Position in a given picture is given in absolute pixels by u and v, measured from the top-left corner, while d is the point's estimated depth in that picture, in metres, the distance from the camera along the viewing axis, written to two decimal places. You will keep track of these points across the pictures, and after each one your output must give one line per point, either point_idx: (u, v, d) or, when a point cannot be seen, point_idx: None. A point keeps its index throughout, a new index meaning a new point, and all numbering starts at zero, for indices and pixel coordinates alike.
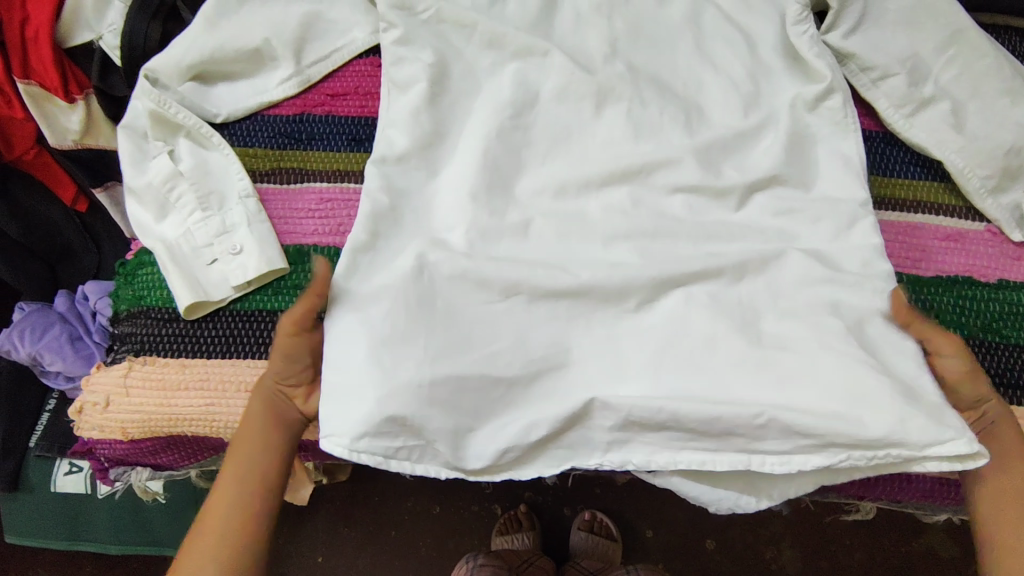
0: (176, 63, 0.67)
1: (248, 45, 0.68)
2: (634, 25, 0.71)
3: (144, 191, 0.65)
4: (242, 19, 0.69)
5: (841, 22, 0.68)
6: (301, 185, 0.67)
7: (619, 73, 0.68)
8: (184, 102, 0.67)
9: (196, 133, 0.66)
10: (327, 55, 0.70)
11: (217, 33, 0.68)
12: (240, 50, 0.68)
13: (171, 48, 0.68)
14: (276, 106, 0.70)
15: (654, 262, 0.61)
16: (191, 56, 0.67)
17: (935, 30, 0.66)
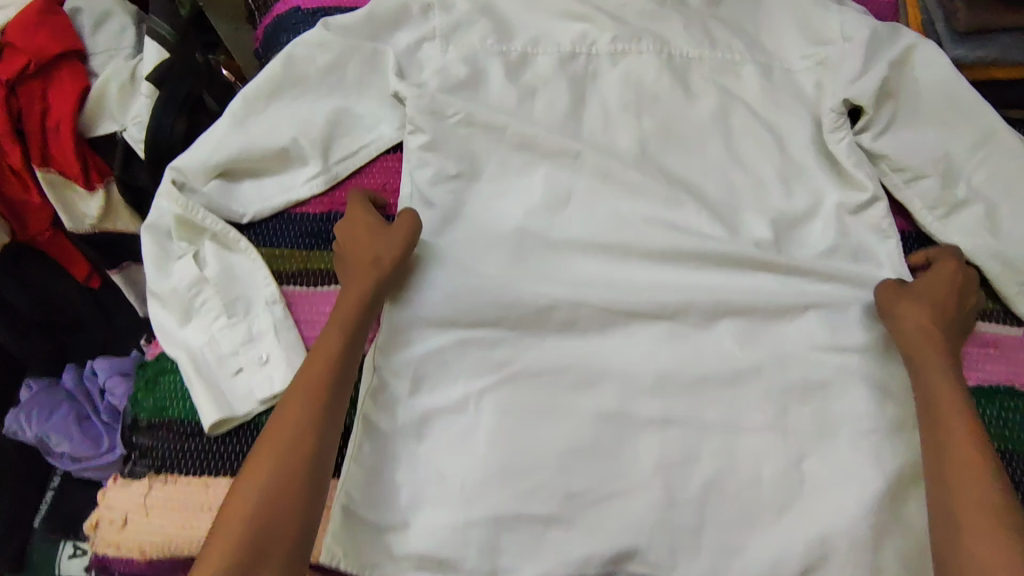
0: (206, 163, 0.67)
1: (276, 145, 0.68)
2: (663, 124, 0.71)
3: (169, 295, 0.63)
4: (269, 119, 0.70)
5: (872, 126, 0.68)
6: (329, 288, 0.65)
7: (650, 175, 0.68)
8: (210, 204, 0.66)
9: (221, 237, 0.65)
10: (354, 152, 0.70)
11: (246, 133, 0.69)
12: (266, 150, 0.68)
13: (199, 149, 0.68)
14: (303, 203, 0.69)
15: (684, 389, 0.60)
16: (219, 156, 0.68)
17: (966, 132, 0.67)
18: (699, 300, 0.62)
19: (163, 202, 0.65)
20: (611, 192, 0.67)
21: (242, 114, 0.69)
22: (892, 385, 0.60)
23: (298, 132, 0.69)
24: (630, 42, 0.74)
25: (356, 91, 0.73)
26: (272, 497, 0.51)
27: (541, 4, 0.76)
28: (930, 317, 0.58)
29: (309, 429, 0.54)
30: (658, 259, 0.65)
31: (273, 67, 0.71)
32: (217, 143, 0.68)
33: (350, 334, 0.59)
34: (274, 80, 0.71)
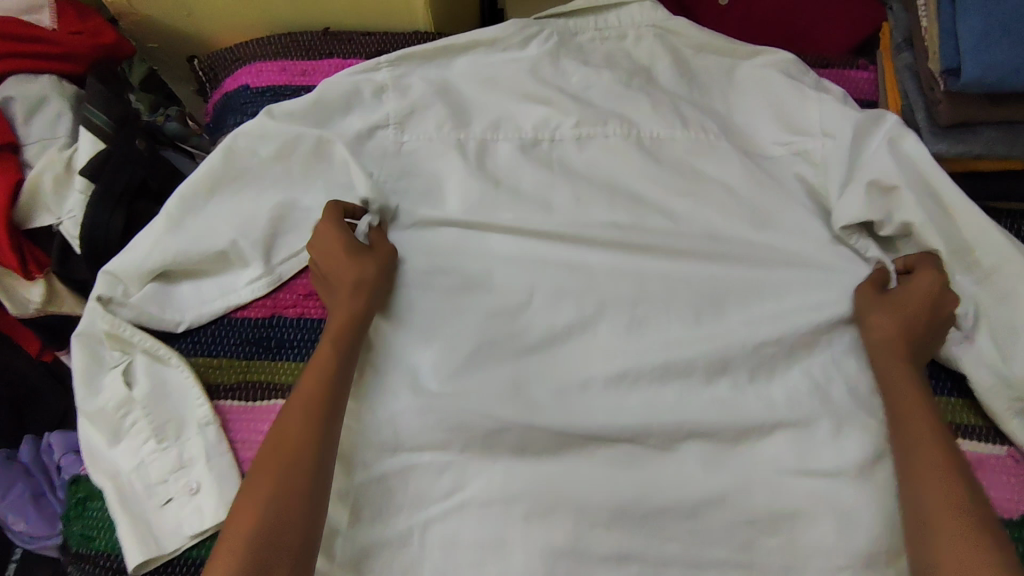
0: (139, 267, 0.64)
1: (214, 248, 0.65)
2: (627, 216, 0.67)
3: (97, 415, 0.59)
4: (209, 217, 0.67)
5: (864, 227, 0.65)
6: (269, 402, 0.61)
7: (610, 276, 0.65)
8: (143, 313, 0.63)
9: (152, 352, 0.62)
10: (299, 250, 0.67)
11: (184, 234, 0.65)
12: (205, 253, 0.65)
13: (132, 251, 0.64)
14: (245, 306, 0.66)
15: (642, 521, 0.56)
16: (154, 259, 0.64)
17: (951, 229, 0.62)
18: (656, 417, 0.59)
19: (91, 313, 0.62)
20: (568, 293, 0.64)
21: (179, 212, 0.66)
22: (871, 520, 0.56)
23: (239, 232, 0.66)
24: (593, 127, 0.70)
25: (303, 182, 0.69)
26: (280, 495, 0.51)
27: (502, 85, 0.72)
28: (901, 328, 0.58)
29: (305, 445, 0.53)
30: (618, 370, 0.60)
31: (213, 161, 0.67)
32: (152, 245, 0.64)
33: (342, 353, 0.58)
34: (215, 174, 0.67)
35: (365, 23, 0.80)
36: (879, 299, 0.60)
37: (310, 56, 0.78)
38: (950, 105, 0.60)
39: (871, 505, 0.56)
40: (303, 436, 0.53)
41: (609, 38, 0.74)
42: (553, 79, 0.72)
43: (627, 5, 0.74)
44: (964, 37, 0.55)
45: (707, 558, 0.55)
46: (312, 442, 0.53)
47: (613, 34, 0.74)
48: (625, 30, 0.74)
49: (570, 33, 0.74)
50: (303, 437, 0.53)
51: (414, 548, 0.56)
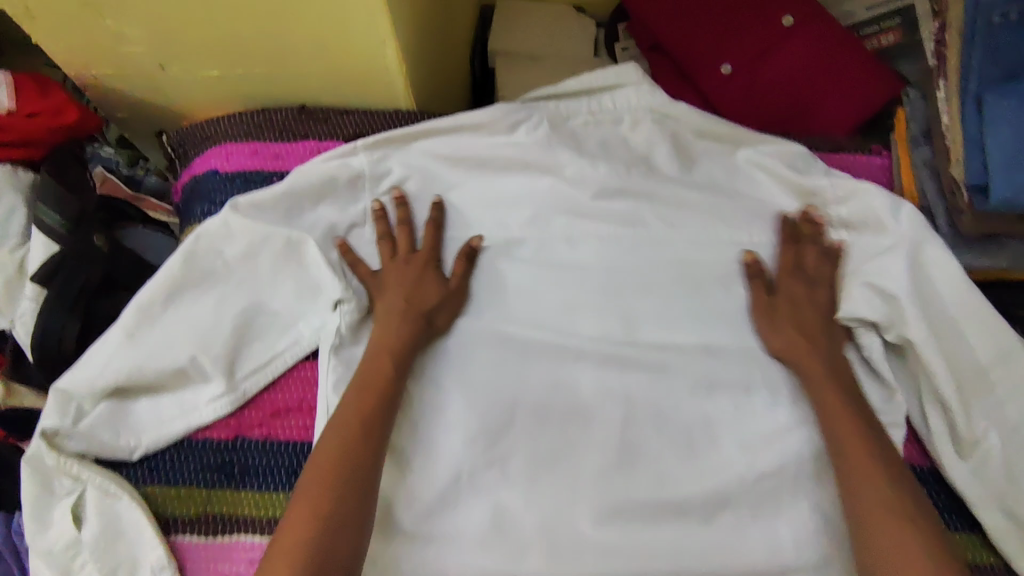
0: (92, 386, 0.59)
1: (171, 365, 0.60)
2: (622, 324, 0.63)
3: (48, 555, 0.56)
4: (167, 329, 0.61)
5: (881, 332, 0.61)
6: (229, 538, 0.57)
7: (606, 392, 0.60)
8: (92, 441, 0.59)
9: (100, 488, 0.57)
10: (266, 362, 0.62)
11: (139, 348, 0.60)
12: (161, 370, 0.60)
13: (86, 365, 0.60)
14: (208, 425, 0.61)
15: None
16: (107, 378, 0.59)
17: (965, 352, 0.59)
18: (649, 552, 0.56)
19: (36, 443, 0.57)
20: (557, 412, 0.59)
21: (134, 324, 0.61)
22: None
23: (198, 348, 0.61)
24: (587, 224, 0.67)
25: (272, 284, 0.64)
26: (327, 513, 0.51)
27: (491, 175, 0.67)
28: (804, 343, 0.60)
29: (360, 450, 0.54)
30: (612, 502, 0.57)
31: (171, 268, 0.61)
32: (106, 362, 0.59)
33: (398, 364, 0.58)
34: (173, 280, 0.62)
35: (342, 100, 0.75)
36: (771, 307, 0.62)
37: (284, 138, 0.73)
38: (973, 216, 0.55)
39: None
40: (353, 441, 0.54)
41: (604, 122, 0.69)
42: (544, 169, 0.67)
43: (624, 86, 0.69)
44: (993, 155, 0.50)
45: None
46: (371, 428, 0.55)
47: (608, 117, 0.69)
48: (621, 113, 0.69)
49: (562, 117, 0.69)
50: (356, 441, 0.54)
51: None
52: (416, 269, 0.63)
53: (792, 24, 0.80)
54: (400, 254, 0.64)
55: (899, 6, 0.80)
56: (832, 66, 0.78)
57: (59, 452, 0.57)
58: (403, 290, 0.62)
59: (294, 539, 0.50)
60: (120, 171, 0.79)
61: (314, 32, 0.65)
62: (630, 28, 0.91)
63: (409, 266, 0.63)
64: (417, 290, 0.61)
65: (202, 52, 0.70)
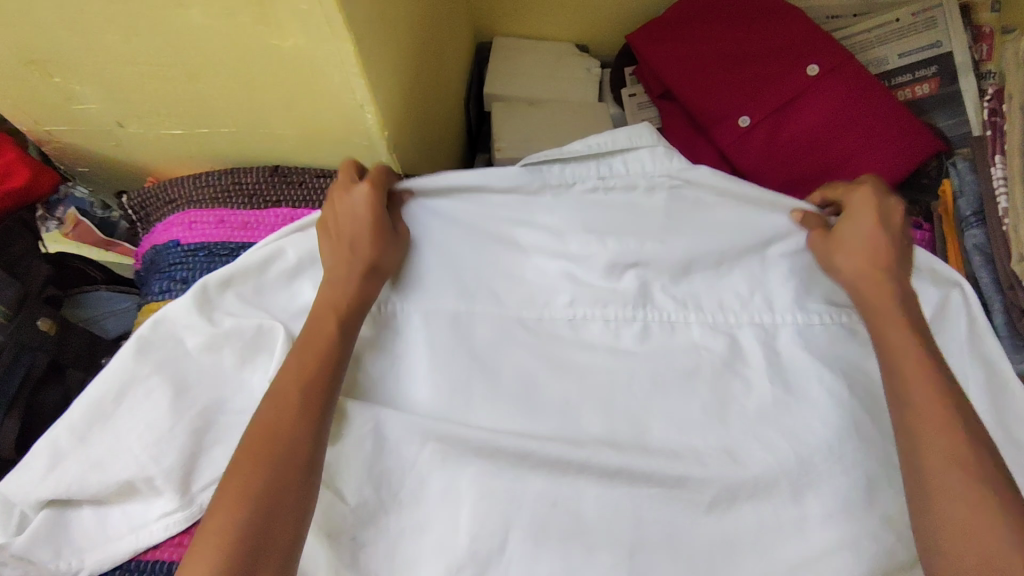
0: (29, 496, 0.51)
1: (117, 478, 0.52)
2: (635, 420, 0.56)
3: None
4: (117, 430, 0.53)
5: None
6: None
7: (615, 510, 0.53)
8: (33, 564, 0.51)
9: None
10: (225, 473, 0.54)
11: (87, 453, 0.52)
12: (107, 484, 0.52)
13: (25, 470, 0.52)
14: (157, 544, 0.53)
15: None
16: (47, 489, 0.51)
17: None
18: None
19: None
20: (558, 534, 0.52)
21: (82, 424, 0.53)
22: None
23: (150, 457, 0.52)
24: (595, 302, 0.59)
25: (233, 380, 0.55)
26: (256, 489, 0.44)
27: (488, 242, 0.60)
28: (868, 274, 0.53)
29: (296, 418, 0.47)
30: None
31: (121, 361, 0.53)
32: (48, 467, 0.52)
33: (343, 325, 0.52)
34: (124, 375, 0.53)
35: (320, 160, 0.68)
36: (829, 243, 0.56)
37: (253, 205, 0.66)
38: None
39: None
40: (288, 409, 0.48)
41: (615, 187, 0.60)
42: (547, 243, 0.60)
43: (636, 149, 0.59)
44: None
45: None
46: (307, 404, 0.48)
47: (620, 184, 0.60)
48: (634, 179, 0.60)
49: (569, 181, 0.60)
50: (292, 408, 0.48)
51: None
52: (362, 202, 0.54)
53: (817, 73, 0.73)
54: (344, 184, 0.55)
55: (939, 54, 0.73)
56: (864, 120, 0.71)
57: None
58: (331, 236, 0.55)
59: (224, 517, 0.43)
60: (94, 212, 0.74)
61: (285, 90, 0.57)
62: (640, 73, 0.85)
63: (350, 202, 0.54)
64: (356, 231, 0.54)
65: (163, 106, 0.62)
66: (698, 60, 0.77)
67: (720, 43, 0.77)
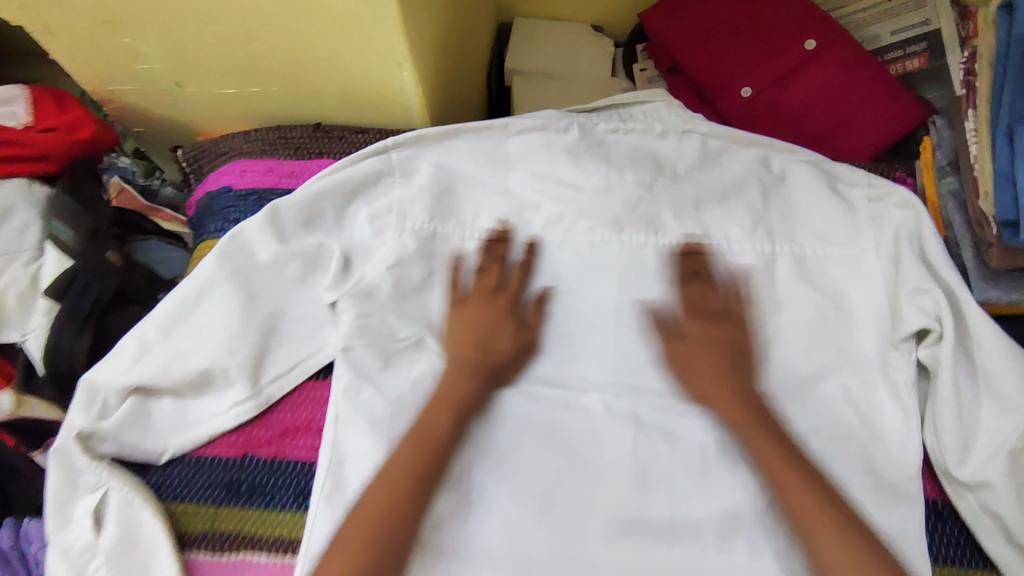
0: (117, 381, 0.60)
1: (196, 368, 0.60)
2: (643, 333, 0.63)
3: (65, 554, 0.55)
4: (196, 328, 0.62)
5: (925, 349, 0.60)
6: (239, 557, 0.56)
7: (621, 413, 0.59)
8: (124, 445, 0.59)
9: (127, 495, 0.57)
10: (288, 369, 0.62)
11: (171, 347, 0.61)
12: (186, 374, 0.60)
13: (117, 359, 0.61)
14: (217, 439, 0.61)
15: None
16: (133, 376, 0.60)
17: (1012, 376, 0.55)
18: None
19: (71, 437, 0.58)
20: (566, 432, 0.59)
21: (167, 322, 0.62)
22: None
23: (227, 351, 0.61)
24: (607, 235, 0.66)
25: (296, 291, 0.65)
26: (349, 571, 0.48)
27: (513, 182, 0.69)
28: (838, 376, 0.60)
29: (401, 503, 0.52)
30: (628, 518, 0.56)
31: (202, 268, 0.63)
32: (137, 356, 0.61)
33: (451, 419, 0.57)
34: (203, 280, 0.63)
35: (358, 117, 0.75)
36: (809, 345, 0.62)
37: (298, 157, 0.73)
38: (999, 252, 0.54)
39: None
40: (394, 480, 0.53)
41: (633, 130, 0.70)
42: (562, 190, 0.67)
43: (654, 102, 0.71)
44: None
45: None
46: (412, 491, 0.53)
47: (638, 126, 0.69)
48: (651, 124, 0.70)
49: (589, 129, 0.70)
50: (399, 499, 0.52)
51: None
52: (498, 306, 0.62)
53: (815, 48, 0.79)
54: (499, 290, 0.63)
55: (929, 31, 0.79)
56: (855, 87, 0.77)
57: (89, 454, 0.58)
58: (463, 331, 0.61)
59: None
60: (137, 181, 0.78)
61: (330, 50, 0.65)
62: (651, 49, 0.91)
63: (505, 304, 0.63)
64: (502, 335, 0.61)
65: (219, 66, 0.70)
66: (704, 34, 0.84)
67: (726, 17, 0.83)
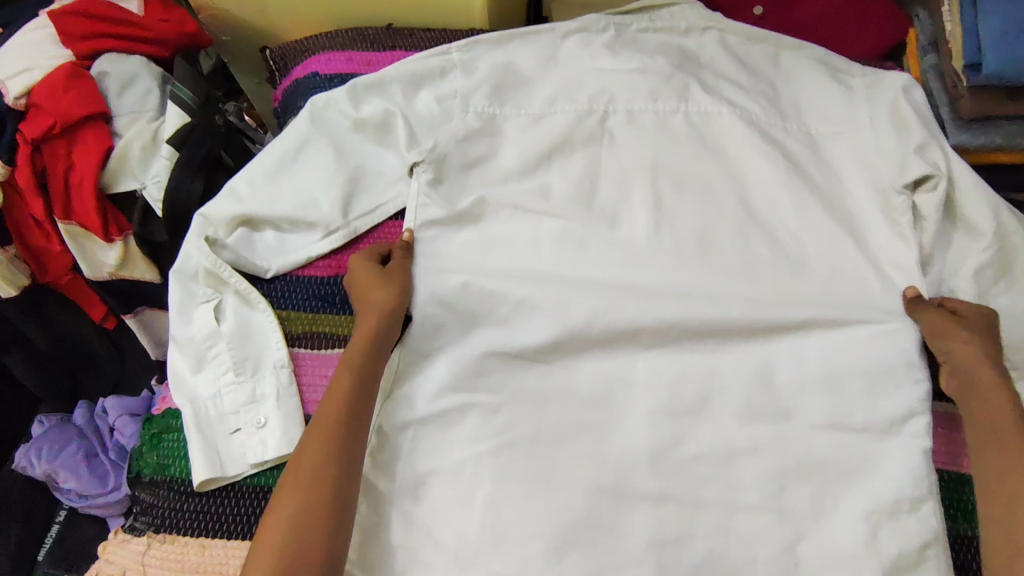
0: (228, 212, 0.70)
1: (297, 201, 0.71)
2: (674, 183, 0.74)
3: (186, 342, 0.66)
4: (296, 173, 0.73)
5: (920, 195, 0.69)
6: (335, 351, 0.67)
7: (655, 246, 0.71)
8: (237, 259, 0.69)
9: (242, 295, 0.67)
10: (372, 209, 0.73)
11: (274, 186, 0.72)
12: (288, 206, 0.71)
13: (228, 195, 0.72)
14: (311, 264, 0.72)
15: (671, 467, 0.61)
16: (243, 206, 0.70)
17: (978, 200, 0.66)
18: (697, 375, 0.65)
19: (200, 239, 0.69)
20: (608, 259, 0.71)
21: (272, 167, 0.73)
22: (899, 480, 0.60)
23: (321, 189, 0.72)
24: (641, 109, 0.77)
25: (375, 149, 0.75)
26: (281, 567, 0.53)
27: (561, 67, 0.80)
28: (981, 364, 0.60)
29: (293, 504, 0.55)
30: (662, 321, 0.67)
31: (298, 124, 0.74)
32: (246, 191, 0.72)
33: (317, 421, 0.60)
34: (300, 135, 0.74)
35: (426, 18, 0.88)
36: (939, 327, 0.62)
37: (374, 49, 0.85)
38: (973, 100, 0.66)
39: (897, 464, 0.60)
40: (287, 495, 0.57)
41: (662, 29, 0.82)
42: (602, 75, 0.79)
43: (679, 7, 0.83)
44: (987, 36, 0.61)
45: (747, 498, 0.60)
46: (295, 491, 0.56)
47: (666, 25, 0.82)
48: (678, 24, 0.82)
49: (625, 27, 0.82)
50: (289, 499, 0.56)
51: (446, 492, 0.60)
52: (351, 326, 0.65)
53: None
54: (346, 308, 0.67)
55: None
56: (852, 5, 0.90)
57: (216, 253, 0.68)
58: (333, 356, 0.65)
59: None
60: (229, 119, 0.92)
61: None
62: None
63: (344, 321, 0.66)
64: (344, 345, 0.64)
65: None
66: None
67: None
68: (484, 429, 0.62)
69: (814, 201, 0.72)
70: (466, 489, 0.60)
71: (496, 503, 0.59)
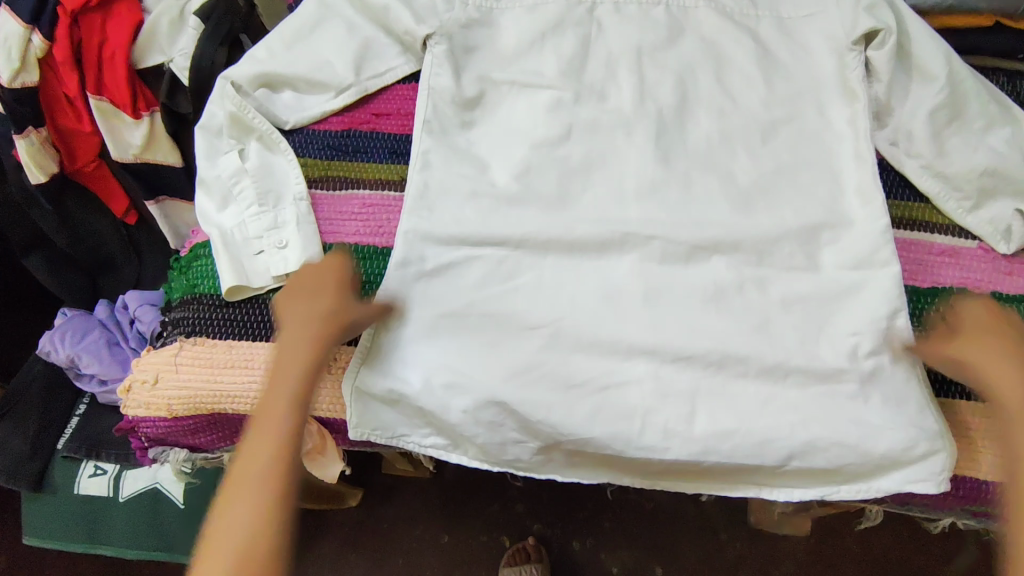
0: (246, 71, 0.75)
1: (315, 62, 0.77)
2: (661, 56, 0.79)
3: (213, 182, 0.72)
4: (310, 43, 0.79)
5: (871, 50, 0.74)
6: (348, 191, 0.74)
7: (645, 110, 0.76)
8: (260, 109, 0.75)
9: (266, 138, 0.74)
10: (381, 73, 0.79)
11: (291, 53, 0.78)
12: (303, 66, 0.77)
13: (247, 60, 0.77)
14: (325, 121, 0.78)
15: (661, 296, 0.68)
16: (262, 66, 0.76)
17: (933, 51, 0.72)
18: (687, 225, 0.70)
19: (225, 82, 0.74)
20: (601, 122, 0.76)
21: (287, 38, 0.78)
22: (877, 308, 0.67)
23: (334, 54, 0.78)
24: None
25: None
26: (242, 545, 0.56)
27: None
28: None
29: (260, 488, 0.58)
30: (649, 172, 0.73)
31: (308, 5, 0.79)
32: (266, 55, 0.78)
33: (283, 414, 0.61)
34: (314, 11, 0.80)
35: None
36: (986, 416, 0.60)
37: None
38: None
39: (876, 297, 0.67)
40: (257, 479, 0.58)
41: None
42: None
43: None
44: None
45: (723, 322, 0.67)
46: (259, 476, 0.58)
47: None
48: None
49: None
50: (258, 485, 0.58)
51: (452, 302, 0.68)
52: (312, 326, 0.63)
53: None
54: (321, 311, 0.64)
55: None
56: None
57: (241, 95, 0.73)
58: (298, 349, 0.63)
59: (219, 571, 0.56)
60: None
61: None
62: None
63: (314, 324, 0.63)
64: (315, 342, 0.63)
65: None
66: None
67: None
68: (497, 250, 0.70)
69: (786, 72, 0.77)
70: (471, 300, 0.68)
71: (508, 316, 0.68)
